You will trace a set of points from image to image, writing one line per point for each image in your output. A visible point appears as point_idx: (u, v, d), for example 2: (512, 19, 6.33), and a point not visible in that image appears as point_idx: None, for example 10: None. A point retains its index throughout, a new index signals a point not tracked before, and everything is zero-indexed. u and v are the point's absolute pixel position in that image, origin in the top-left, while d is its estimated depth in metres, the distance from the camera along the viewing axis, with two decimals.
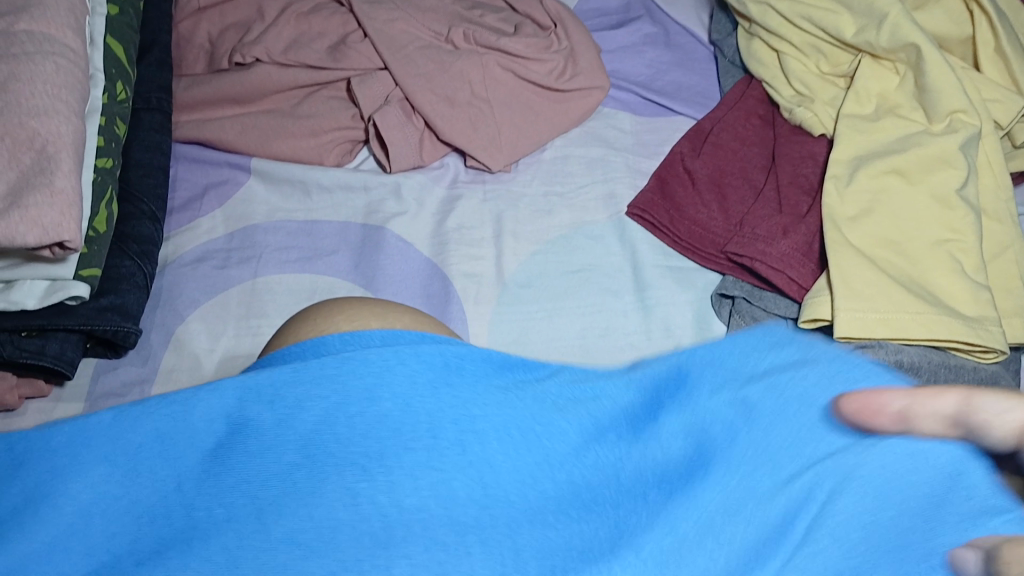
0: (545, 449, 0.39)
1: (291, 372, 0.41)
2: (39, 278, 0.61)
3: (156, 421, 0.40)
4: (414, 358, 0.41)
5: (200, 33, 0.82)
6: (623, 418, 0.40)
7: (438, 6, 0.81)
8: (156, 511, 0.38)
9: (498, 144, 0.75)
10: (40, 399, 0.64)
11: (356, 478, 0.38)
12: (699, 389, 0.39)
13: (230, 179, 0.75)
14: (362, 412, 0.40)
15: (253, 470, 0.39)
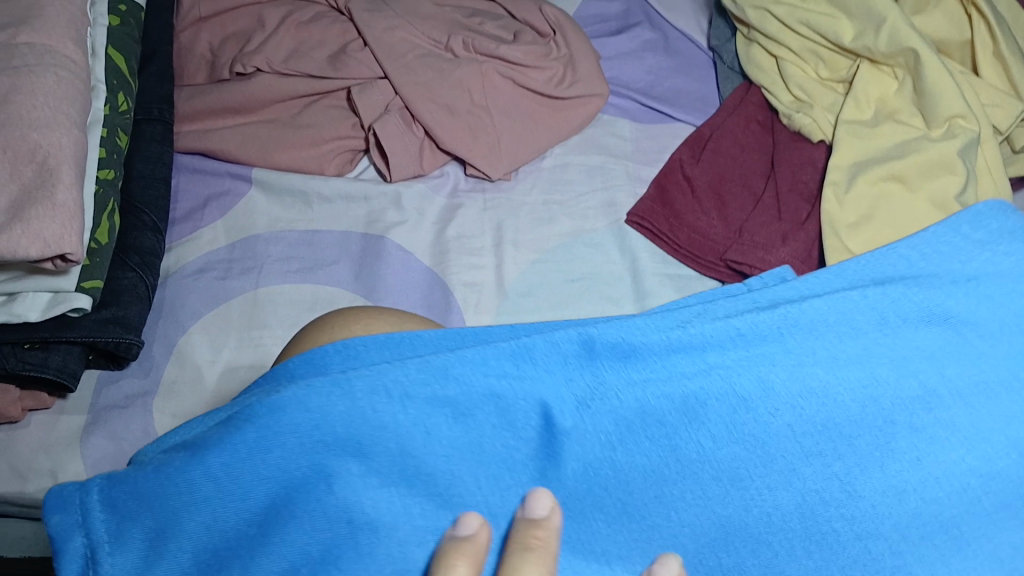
0: (678, 434, 0.42)
1: (415, 366, 0.42)
2: (43, 291, 0.62)
3: (290, 424, 0.40)
4: (527, 358, 0.43)
5: (200, 43, 0.83)
6: (766, 375, 0.44)
7: (437, 13, 0.81)
8: (306, 512, 0.38)
9: (498, 153, 0.75)
10: (44, 413, 0.65)
11: (497, 470, 0.40)
12: (844, 340, 0.46)
13: (231, 190, 0.76)
14: (491, 407, 0.42)
15: (400, 465, 0.40)
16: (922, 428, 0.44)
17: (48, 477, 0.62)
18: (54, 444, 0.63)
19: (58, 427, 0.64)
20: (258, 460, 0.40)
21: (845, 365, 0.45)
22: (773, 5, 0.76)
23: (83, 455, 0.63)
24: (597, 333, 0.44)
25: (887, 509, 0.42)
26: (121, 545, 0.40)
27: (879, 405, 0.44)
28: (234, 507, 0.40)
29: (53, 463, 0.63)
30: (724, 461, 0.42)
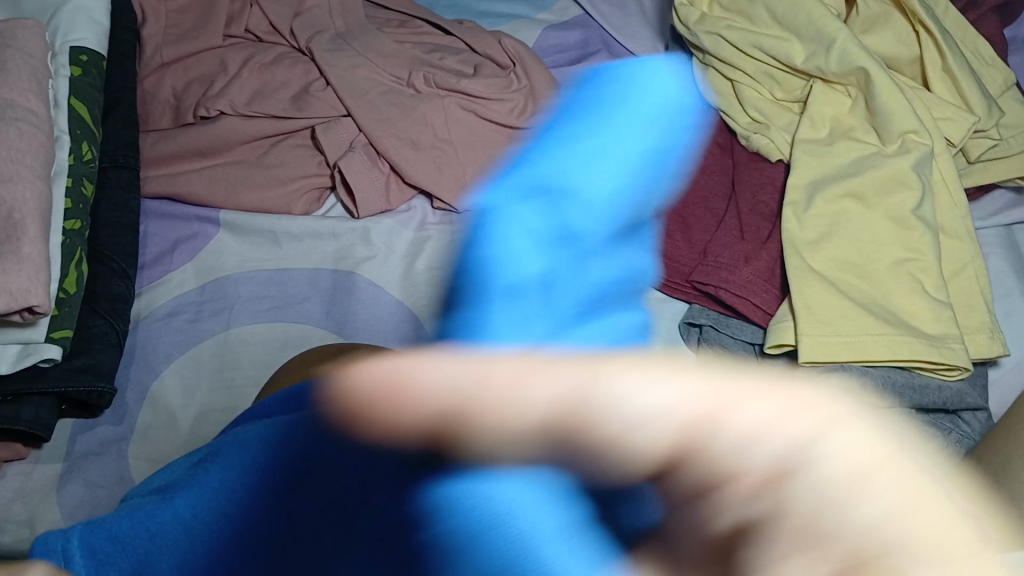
0: None
1: None
2: (12, 343, 0.63)
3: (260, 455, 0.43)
4: None
5: (164, 88, 0.82)
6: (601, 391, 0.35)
7: (398, 50, 0.82)
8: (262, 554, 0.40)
9: (463, 184, 0.76)
10: (19, 463, 0.64)
11: None
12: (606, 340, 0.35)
13: (200, 232, 0.76)
14: None
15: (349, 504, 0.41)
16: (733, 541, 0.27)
17: (25, 527, 0.62)
18: (29, 494, 0.63)
19: (35, 476, 0.64)
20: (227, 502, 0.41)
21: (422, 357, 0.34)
22: (726, 30, 0.78)
23: (61, 501, 0.62)
24: None
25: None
26: None
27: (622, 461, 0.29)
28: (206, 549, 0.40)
29: (30, 511, 0.62)
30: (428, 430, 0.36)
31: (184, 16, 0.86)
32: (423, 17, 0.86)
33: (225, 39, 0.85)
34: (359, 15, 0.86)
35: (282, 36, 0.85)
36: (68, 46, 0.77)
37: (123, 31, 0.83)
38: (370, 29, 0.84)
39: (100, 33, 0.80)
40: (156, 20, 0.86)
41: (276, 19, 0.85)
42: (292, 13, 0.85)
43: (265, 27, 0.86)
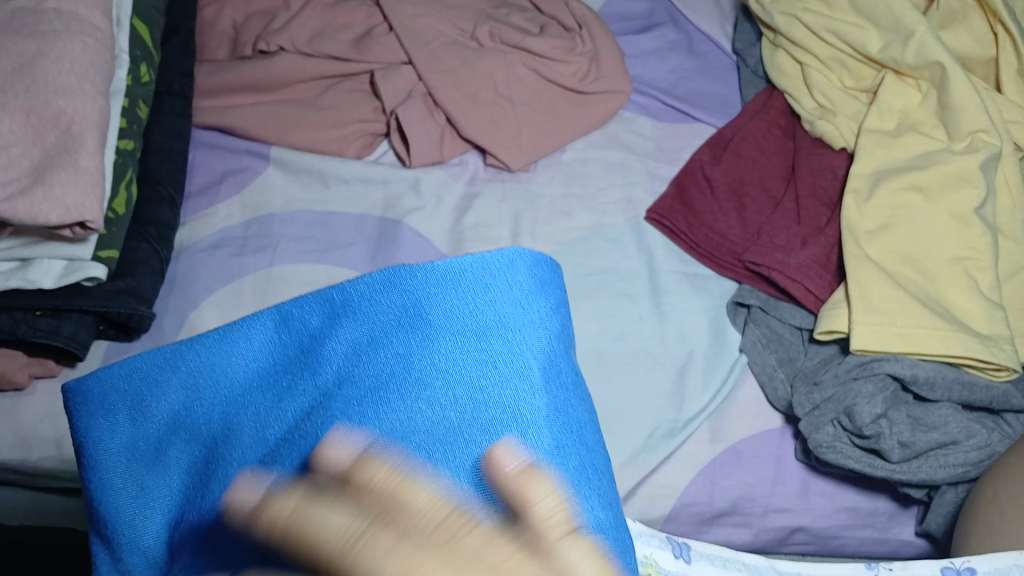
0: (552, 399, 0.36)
1: None
2: (58, 258, 0.62)
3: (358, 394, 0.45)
4: None
5: (224, 19, 0.81)
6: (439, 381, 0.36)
7: (463, 3, 0.81)
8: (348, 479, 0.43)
9: (518, 144, 0.75)
10: (50, 381, 0.66)
11: None
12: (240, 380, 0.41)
13: (249, 167, 0.75)
14: None
15: None
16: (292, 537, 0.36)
17: (53, 445, 0.63)
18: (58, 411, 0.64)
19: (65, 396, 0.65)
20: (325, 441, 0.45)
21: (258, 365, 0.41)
22: (802, 12, 0.76)
23: None
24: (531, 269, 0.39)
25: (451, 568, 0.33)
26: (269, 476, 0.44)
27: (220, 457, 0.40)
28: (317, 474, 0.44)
29: (59, 431, 0.64)
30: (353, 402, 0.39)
31: None
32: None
33: None
34: None
35: None
36: None
37: None
38: None
39: None
40: None
41: None
42: None
43: None
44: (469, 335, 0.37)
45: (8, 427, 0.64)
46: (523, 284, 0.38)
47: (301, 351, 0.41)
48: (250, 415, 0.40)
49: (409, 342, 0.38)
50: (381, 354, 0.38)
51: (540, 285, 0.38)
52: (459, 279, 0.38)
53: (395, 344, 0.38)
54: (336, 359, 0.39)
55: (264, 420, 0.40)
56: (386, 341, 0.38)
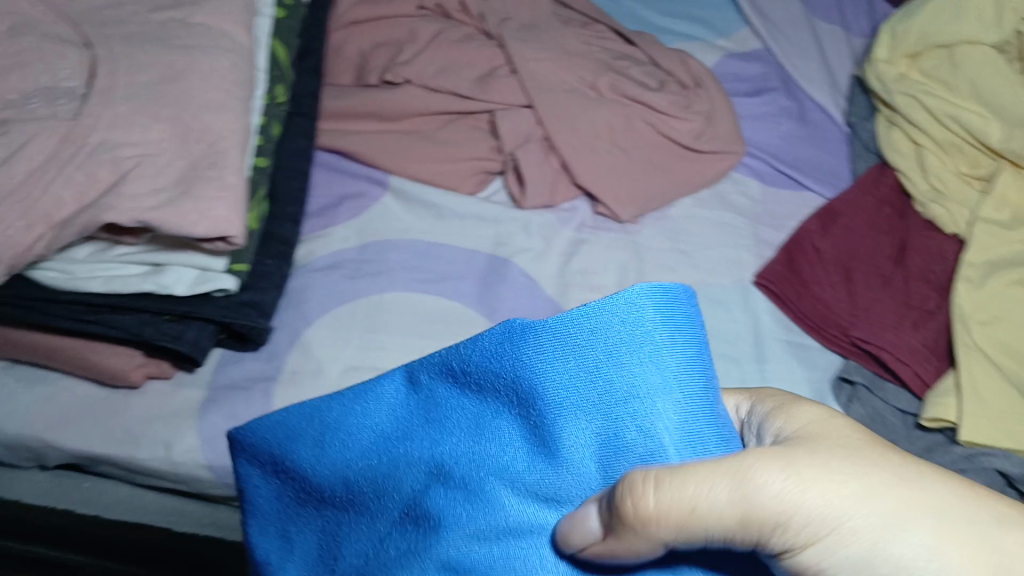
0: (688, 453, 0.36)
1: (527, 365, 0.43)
2: (191, 268, 0.65)
3: None
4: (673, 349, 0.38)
5: (351, 45, 0.83)
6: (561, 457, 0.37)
7: (585, 51, 0.82)
8: None
9: (630, 195, 0.76)
10: (161, 382, 0.68)
11: None
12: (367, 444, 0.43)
13: (365, 192, 0.79)
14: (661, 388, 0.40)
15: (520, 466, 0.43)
16: None
17: (161, 446, 0.65)
18: (170, 414, 0.67)
19: (176, 398, 0.68)
20: None
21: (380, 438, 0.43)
22: (924, 95, 0.77)
23: (198, 427, 0.66)
24: (681, 305, 0.36)
25: None
26: None
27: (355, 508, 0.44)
28: None
29: (167, 432, 0.66)
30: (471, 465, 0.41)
31: None
32: (608, 23, 0.86)
33: (417, 10, 0.85)
34: (546, 10, 0.86)
35: (470, 16, 0.85)
36: None
37: None
38: (557, 25, 0.85)
39: None
40: None
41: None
42: None
43: (456, 5, 0.86)
44: (597, 386, 0.36)
45: (118, 423, 0.66)
46: (653, 319, 0.36)
47: (425, 406, 0.42)
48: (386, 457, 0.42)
49: (532, 404, 0.37)
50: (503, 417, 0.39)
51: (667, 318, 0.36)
52: (580, 324, 0.36)
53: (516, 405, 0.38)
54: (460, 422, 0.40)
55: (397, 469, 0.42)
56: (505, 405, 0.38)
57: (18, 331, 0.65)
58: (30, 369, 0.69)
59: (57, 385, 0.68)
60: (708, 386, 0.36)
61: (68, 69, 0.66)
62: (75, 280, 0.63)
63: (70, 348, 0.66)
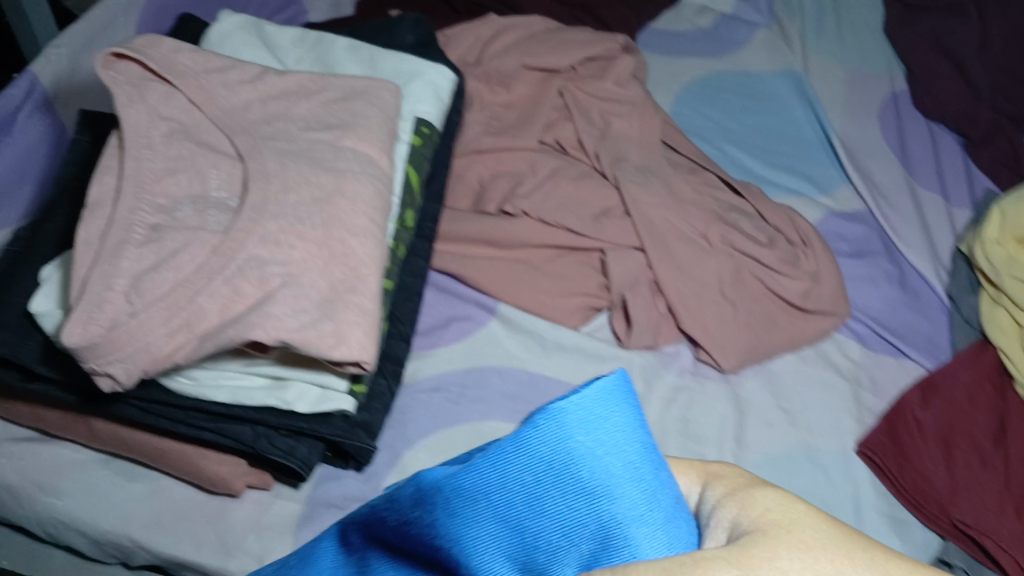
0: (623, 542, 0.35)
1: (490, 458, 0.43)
2: (314, 385, 0.67)
3: None
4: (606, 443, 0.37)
5: (472, 172, 0.87)
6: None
7: (698, 200, 0.85)
8: None
9: (734, 347, 0.78)
10: (263, 492, 0.74)
11: None
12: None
13: (473, 316, 0.81)
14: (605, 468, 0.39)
15: None
16: None
17: (254, 559, 0.70)
18: (265, 522, 0.72)
19: (273, 510, 0.73)
20: None
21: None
22: None
23: (290, 543, 0.71)
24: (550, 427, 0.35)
25: None
26: None
27: None
28: None
29: (262, 545, 0.71)
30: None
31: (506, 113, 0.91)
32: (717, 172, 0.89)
33: (538, 144, 0.88)
34: (658, 155, 0.90)
35: (586, 154, 0.88)
36: (414, 116, 0.80)
37: (455, 113, 0.86)
38: (669, 171, 0.88)
39: (441, 108, 0.83)
40: (480, 112, 0.89)
41: (586, 137, 0.88)
42: (600, 135, 0.89)
43: (574, 141, 0.89)
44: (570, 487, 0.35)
45: (217, 531, 0.71)
46: (571, 444, 0.35)
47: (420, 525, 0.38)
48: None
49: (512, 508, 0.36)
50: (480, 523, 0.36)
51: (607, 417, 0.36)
52: (535, 427, 0.35)
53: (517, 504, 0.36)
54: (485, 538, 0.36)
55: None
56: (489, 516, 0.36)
57: (131, 436, 0.71)
58: (132, 467, 0.75)
59: (156, 484, 0.74)
60: (658, 472, 0.37)
61: (217, 180, 0.71)
62: (203, 387, 0.66)
63: (179, 453, 0.70)
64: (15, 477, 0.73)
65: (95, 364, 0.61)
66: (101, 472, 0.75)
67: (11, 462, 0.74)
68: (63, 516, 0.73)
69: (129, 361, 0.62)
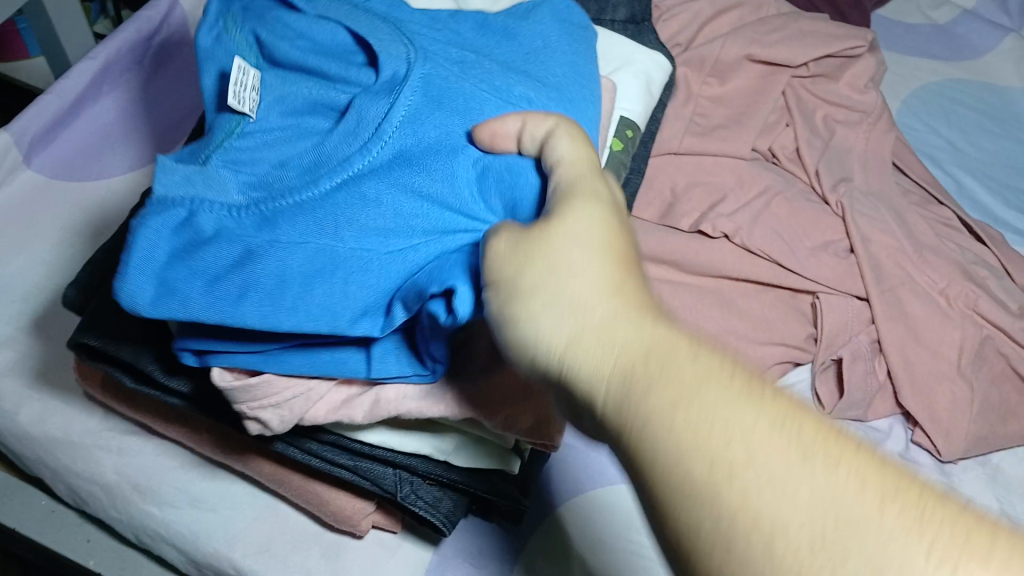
0: (378, 268, 0.46)
1: (291, 205, 0.48)
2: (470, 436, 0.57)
3: (303, 208, 0.47)
4: (374, 195, 0.47)
5: (664, 178, 0.77)
6: (302, 207, 0.47)
7: (940, 248, 0.75)
8: (259, 207, 0.48)
9: (959, 431, 0.68)
10: (384, 532, 0.64)
11: (259, 224, 0.48)
12: (277, 123, 0.52)
13: None
14: (364, 203, 0.47)
15: (334, 226, 0.47)
16: (223, 222, 0.48)
17: None
18: (389, 569, 0.63)
19: (396, 557, 0.63)
20: (319, 221, 0.47)
21: (259, 200, 0.49)
22: None
23: None
24: (457, 183, 0.48)
25: (276, 277, 0.46)
26: (228, 158, 0.50)
27: (283, 106, 0.52)
28: (263, 167, 0.50)
29: None
30: (306, 247, 0.46)
31: (716, 110, 0.79)
32: (956, 211, 0.79)
33: (750, 153, 0.79)
34: (890, 183, 0.79)
35: (804, 170, 0.79)
36: (617, 116, 0.69)
37: (658, 109, 0.75)
38: (903, 203, 0.77)
39: (646, 103, 0.72)
40: (685, 106, 0.79)
41: (808, 151, 0.78)
42: (824, 148, 0.79)
43: (789, 151, 0.80)
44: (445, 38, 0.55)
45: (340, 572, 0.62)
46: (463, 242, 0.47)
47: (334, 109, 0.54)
48: (287, 133, 0.51)
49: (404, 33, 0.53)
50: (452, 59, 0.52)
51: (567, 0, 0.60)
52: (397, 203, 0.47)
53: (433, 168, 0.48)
54: (375, 90, 0.50)
55: (300, 132, 0.51)
56: (369, 32, 0.53)
57: (252, 450, 0.61)
58: (238, 475, 0.65)
59: (267, 507, 0.64)
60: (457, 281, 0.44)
61: None
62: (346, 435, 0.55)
63: (296, 480, 0.61)
64: (114, 477, 0.64)
65: (247, 406, 0.49)
66: (205, 483, 0.64)
67: (110, 456, 0.65)
68: (160, 527, 0.63)
69: (284, 407, 0.50)
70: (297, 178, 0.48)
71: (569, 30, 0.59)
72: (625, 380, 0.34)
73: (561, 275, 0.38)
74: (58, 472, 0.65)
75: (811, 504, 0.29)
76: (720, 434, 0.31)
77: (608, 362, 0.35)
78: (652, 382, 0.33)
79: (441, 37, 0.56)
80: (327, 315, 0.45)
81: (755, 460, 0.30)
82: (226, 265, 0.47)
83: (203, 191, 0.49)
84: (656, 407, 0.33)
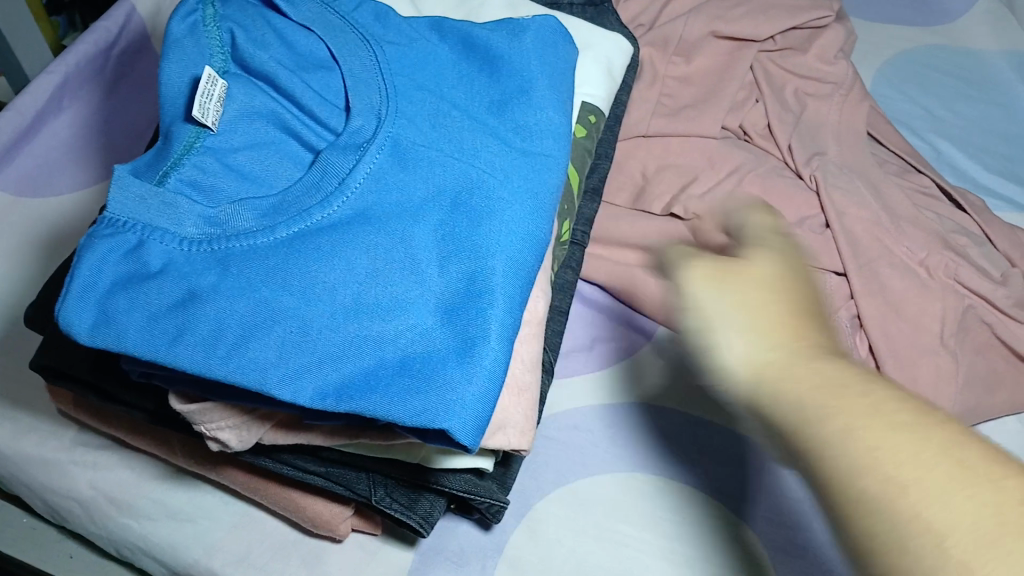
0: (330, 326, 0.47)
1: (248, 251, 0.48)
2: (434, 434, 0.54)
3: (262, 258, 0.48)
4: (334, 262, 0.48)
5: (634, 161, 0.76)
6: (260, 254, 0.48)
7: (917, 217, 0.73)
8: (213, 243, 0.48)
9: (943, 403, 0.67)
10: (363, 535, 0.63)
11: (213, 262, 0.48)
12: (238, 154, 0.52)
13: (624, 340, 0.71)
14: (319, 269, 0.48)
15: (291, 282, 0.47)
16: (173, 252, 0.48)
17: None
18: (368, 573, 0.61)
19: (375, 560, 0.62)
20: (275, 273, 0.48)
21: (212, 235, 0.49)
22: None
23: None
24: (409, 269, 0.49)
25: (224, 316, 0.46)
26: (185, 179, 0.50)
27: (246, 140, 0.53)
28: (220, 198, 0.50)
29: None
30: (257, 295, 0.47)
31: (683, 90, 0.78)
32: (934, 179, 0.77)
33: (720, 131, 0.78)
34: (864, 153, 0.77)
35: (777, 146, 0.78)
36: (581, 101, 0.67)
37: (624, 92, 0.74)
38: (880, 173, 0.76)
39: (610, 86, 0.71)
40: (652, 88, 0.78)
41: (779, 126, 0.77)
42: (796, 123, 0.78)
43: (761, 128, 0.79)
44: (425, 89, 0.57)
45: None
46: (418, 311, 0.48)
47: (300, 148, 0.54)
48: (256, 167, 0.52)
49: (387, 97, 0.55)
50: (418, 125, 0.54)
51: (544, 47, 0.61)
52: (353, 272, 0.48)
53: (407, 239, 0.50)
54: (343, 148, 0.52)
55: (269, 166, 0.52)
56: (350, 85, 0.55)
57: (224, 459, 0.60)
58: (211, 485, 0.64)
59: (244, 515, 0.63)
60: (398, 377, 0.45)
61: None
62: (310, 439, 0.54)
63: (270, 487, 0.60)
64: (88, 491, 0.63)
65: (205, 427, 0.50)
66: (181, 494, 0.64)
67: (84, 471, 0.64)
68: (139, 541, 0.63)
69: (242, 427, 0.51)
70: (257, 221, 0.49)
71: (543, 78, 0.59)
72: (796, 403, 0.41)
73: (750, 297, 0.45)
74: (34, 489, 0.65)
75: (968, 517, 0.36)
76: (897, 454, 0.38)
77: (790, 393, 0.42)
78: (833, 410, 0.40)
79: (415, 85, 0.57)
80: (272, 363, 0.45)
81: (935, 477, 0.37)
82: (175, 300, 0.47)
83: (155, 208, 0.48)
84: (832, 432, 0.40)
